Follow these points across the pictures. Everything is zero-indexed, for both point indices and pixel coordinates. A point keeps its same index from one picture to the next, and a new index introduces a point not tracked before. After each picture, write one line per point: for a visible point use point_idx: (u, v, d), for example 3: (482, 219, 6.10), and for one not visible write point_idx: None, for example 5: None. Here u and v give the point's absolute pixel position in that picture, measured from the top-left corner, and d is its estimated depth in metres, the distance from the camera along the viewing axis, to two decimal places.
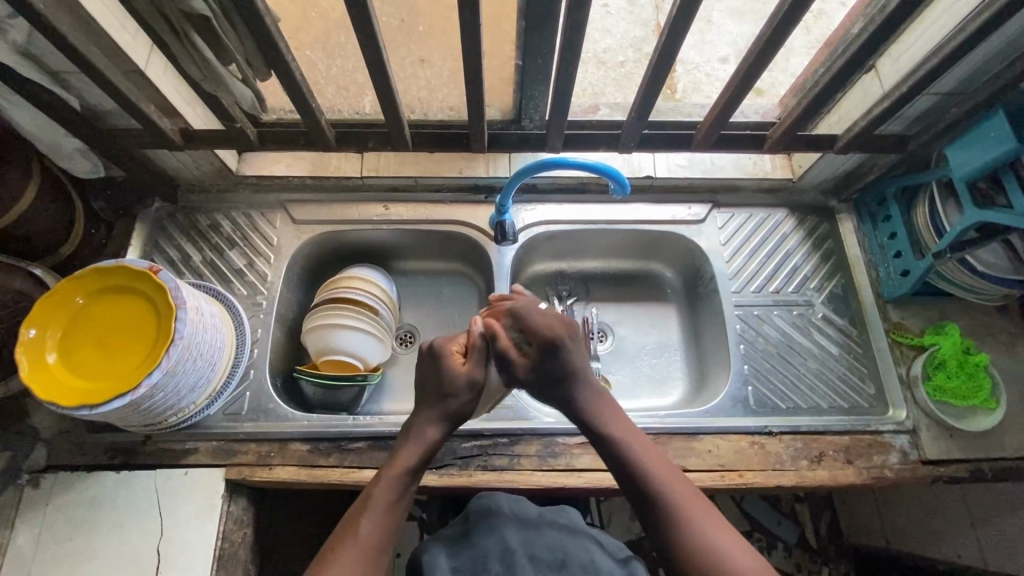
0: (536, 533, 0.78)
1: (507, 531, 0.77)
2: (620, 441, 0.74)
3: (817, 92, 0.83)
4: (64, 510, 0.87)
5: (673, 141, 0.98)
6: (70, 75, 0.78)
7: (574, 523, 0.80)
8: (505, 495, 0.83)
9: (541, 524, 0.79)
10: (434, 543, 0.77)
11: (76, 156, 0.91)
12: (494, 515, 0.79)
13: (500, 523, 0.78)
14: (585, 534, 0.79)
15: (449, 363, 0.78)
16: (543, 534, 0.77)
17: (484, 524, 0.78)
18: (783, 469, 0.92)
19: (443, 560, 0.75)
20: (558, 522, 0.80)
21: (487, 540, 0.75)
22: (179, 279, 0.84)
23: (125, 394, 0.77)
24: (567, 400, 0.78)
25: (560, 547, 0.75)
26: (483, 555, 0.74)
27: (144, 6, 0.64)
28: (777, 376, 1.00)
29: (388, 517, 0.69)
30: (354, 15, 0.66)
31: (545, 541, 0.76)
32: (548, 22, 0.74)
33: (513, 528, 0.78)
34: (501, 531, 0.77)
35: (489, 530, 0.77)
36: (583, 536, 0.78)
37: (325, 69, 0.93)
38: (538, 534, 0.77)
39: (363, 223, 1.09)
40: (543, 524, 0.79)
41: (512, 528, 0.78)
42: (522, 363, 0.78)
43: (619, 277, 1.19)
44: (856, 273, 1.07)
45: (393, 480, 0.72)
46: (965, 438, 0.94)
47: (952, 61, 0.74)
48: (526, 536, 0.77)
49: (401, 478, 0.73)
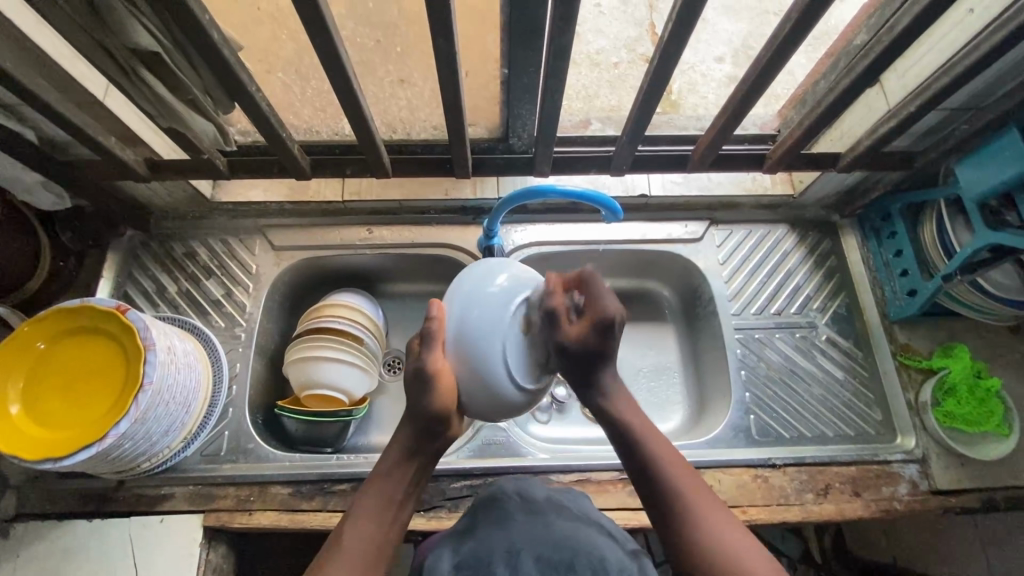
0: (545, 524, 0.65)
1: (515, 525, 0.65)
2: (643, 446, 0.68)
3: (819, 111, 0.79)
4: (33, 562, 0.83)
5: (668, 162, 0.93)
6: (21, 109, 0.73)
7: (587, 513, 0.69)
8: (508, 477, 0.73)
9: (550, 513, 0.67)
10: (438, 542, 0.66)
11: (37, 188, 0.86)
12: (502, 506, 0.68)
13: (508, 515, 0.67)
14: (601, 523, 0.68)
15: (437, 390, 0.66)
16: (552, 524, 0.65)
17: (491, 518, 0.67)
18: (788, 503, 0.88)
19: (444, 557, 0.63)
20: (570, 513, 0.68)
21: (492, 537, 0.64)
22: (148, 318, 0.79)
23: (91, 445, 0.72)
24: (593, 381, 0.70)
25: (572, 541, 0.63)
26: (486, 555, 0.61)
27: (86, 44, 0.60)
28: (779, 404, 0.96)
29: (374, 521, 0.64)
30: (320, 45, 0.62)
31: (553, 533, 0.64)
32: (532, 42, 0.69)
33: (519, 521, 0.65)
34: (509, 525, 0.65)
35: (493, 527, 0.65)
36: (598, 530, 0.66)
37: (300, 91, 0.87)
38: (546, 524, 0.65)
39: (346, 248, 1.04)
40: (553, 513, 0.67)
41: (519, 519, 0.66)
42: (568, 335, 0.67)
43: (615, 296, 1.15)
44: (860, 293, 1.03)
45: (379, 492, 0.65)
46: (977, 467, 0.91)
47: (962, 81, 0.69)
48: (533, 526, 0.65)
49: (388, 487, 0.66)
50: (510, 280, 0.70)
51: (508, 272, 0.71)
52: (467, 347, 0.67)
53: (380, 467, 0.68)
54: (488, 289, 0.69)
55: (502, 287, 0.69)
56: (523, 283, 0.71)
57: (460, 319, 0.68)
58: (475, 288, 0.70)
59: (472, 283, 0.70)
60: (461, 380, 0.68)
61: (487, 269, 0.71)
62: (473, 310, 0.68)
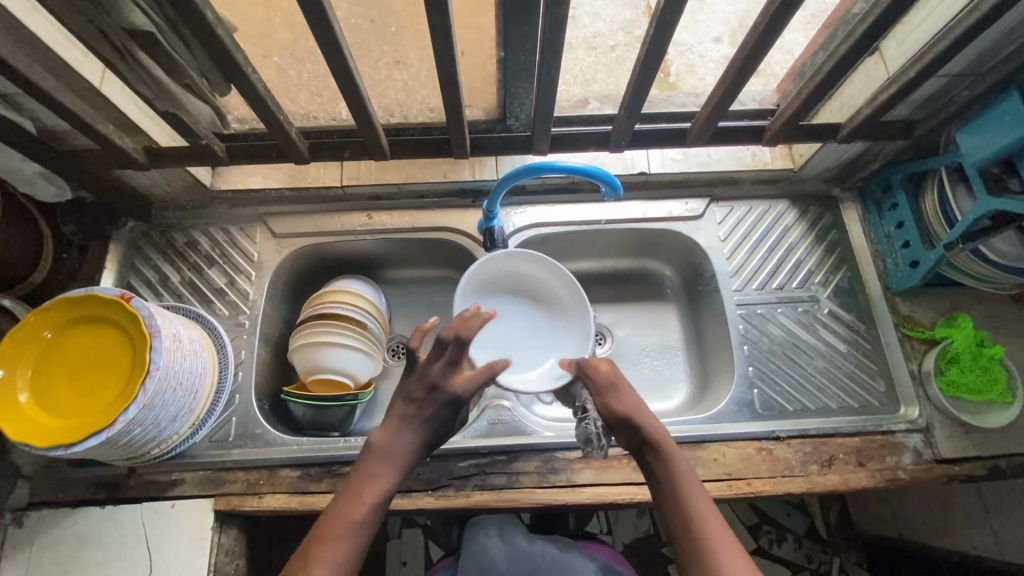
0: (527, 568, 0.80)
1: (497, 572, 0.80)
2: (651, 444, 0.72)
3: (819, 80, 0.78)
4: (49, 549, 0.84)
5: (669, 138, 0.93)
6: (17, 99, 0.73)
7: (568, 550, 0.84)
8: (500, 518, 0.89)
9: (537, 542, 0.85)
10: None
11: (38, 180, 0.86)
12: (486, 552, 0.82)
13: (492, 561, 0.81)
14: (584, 557, 0.83)
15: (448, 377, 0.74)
16: (535, 569, 0.80)
17: (475, 563, 0.81)
18: (793, 475, 0.88)
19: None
20: (550, 554, 0.82)
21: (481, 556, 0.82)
22: (152, 306, 0.79)
23: (100, 432, 0.73)
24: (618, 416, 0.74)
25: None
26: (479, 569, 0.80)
27: (79, 25, 0.59)
28: (782, 378, 0.96)
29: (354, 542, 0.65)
30: (313, 23, 0.62)
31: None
32: (527, 16, 0.68)
33: (502, 568, 0.80)
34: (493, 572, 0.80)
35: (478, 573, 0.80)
36: (577, 562, 0.82)
37: (297, 76, 0.86)
38: (529, 569, 0.80)
39: (346, 235, 1.04)
40: (536, 556, 0.82)
41: (502, 567, 0.80)
42: (613, 402, 0.76)
43: (616, 276, 1.15)
44: (862, 265, 1.02)
45: (371, 499, 0.68)
46: (980, 434, 0.91)
47: (963, 43, 0.69)
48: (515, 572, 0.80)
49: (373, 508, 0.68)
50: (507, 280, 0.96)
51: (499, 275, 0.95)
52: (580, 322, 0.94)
53: (363, 474, 0.70)
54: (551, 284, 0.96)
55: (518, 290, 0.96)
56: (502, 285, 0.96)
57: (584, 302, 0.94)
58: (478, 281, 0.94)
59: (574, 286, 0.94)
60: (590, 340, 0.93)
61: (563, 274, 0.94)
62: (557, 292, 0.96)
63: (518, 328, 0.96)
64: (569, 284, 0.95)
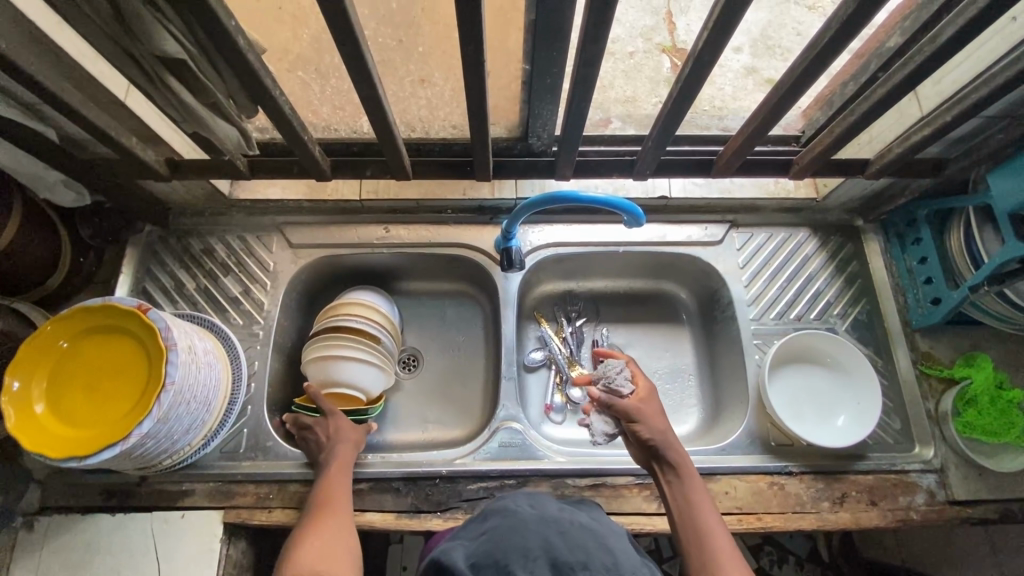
0: (560, 533, 0.56)
1: (527, 533, 0.55)
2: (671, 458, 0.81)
3: (852, 119, 0.76)
4: (59, 554, 0.85)
5: (692, 166, 0.92)
6: (41, 108, 0.72)
7: (597, 522, 0.62)
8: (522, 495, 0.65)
9: (573, 520, 0.60)
10: (452, 546, 0.57)
11: (59, 186, 0.87)
12: (515, 514, 0.59)
13: (521, 520, 0.58)
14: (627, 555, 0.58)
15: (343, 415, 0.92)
16: (569, 537, 0.56)
17: (504, 524, 0.58)
18: (804, 512, 0.88)
19: (462, 557, 0.56)
20: (582, 526, 0.59)
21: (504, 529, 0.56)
22: (169, 318, 0.79)
23: (115, 444, 0.73)
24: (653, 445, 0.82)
25: (586, 553, 0.54)
26: (502, 551, 0.53)
27: (110, 49, 0.59)
28: (810, 417, 0.95)
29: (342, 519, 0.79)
30: (347, 50, 0.61)
31: (568, 541, 0.55)
32: (558, 46, 0.67)
33: (533, 529, 0.56)
34: (522, 530, 0.56)
35: (507, 532, 0.56)
36: (610, 535, 0.60)
37: (319, 90, 0.84)
38: (562, 535, 0.56)
39: (362, 246, 1.04)
40: (566, 526, 0.58)
41: (533, 527, 0.57)
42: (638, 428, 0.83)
43: (631, 297, 1.14)
44: (882, 300, 1.01)
45: (337, 495, 0.82)
46: (995, 478, 0.90)
47: (1002, 92, 0.67)
48: (546, 535, 0.56)
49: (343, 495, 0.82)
50: (780, 368, 0.98)
51: (779, 364, 0.98)
52: (796, 396, 0.96)
53: (321, 478, 0.84)
54: (778, 365, 0.98)
55: (784, 377, 0.98)
56: (783, 369, 0.98)
57: (785, 382, 0.97)
58: (779, 373, 0.97)
59: (779, 367, 0.98)
60: (811, 409, 0.95)
61: (786, 357, 0.98)
62: (785, 377, 0.97)
63: (835, 403, 0.95)
64: (829, 359, 0.97)
